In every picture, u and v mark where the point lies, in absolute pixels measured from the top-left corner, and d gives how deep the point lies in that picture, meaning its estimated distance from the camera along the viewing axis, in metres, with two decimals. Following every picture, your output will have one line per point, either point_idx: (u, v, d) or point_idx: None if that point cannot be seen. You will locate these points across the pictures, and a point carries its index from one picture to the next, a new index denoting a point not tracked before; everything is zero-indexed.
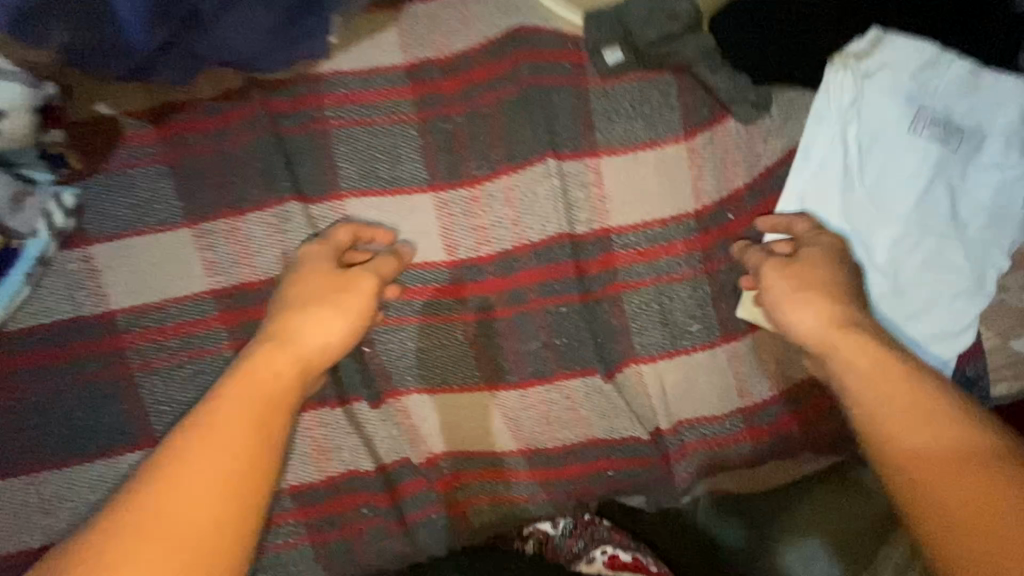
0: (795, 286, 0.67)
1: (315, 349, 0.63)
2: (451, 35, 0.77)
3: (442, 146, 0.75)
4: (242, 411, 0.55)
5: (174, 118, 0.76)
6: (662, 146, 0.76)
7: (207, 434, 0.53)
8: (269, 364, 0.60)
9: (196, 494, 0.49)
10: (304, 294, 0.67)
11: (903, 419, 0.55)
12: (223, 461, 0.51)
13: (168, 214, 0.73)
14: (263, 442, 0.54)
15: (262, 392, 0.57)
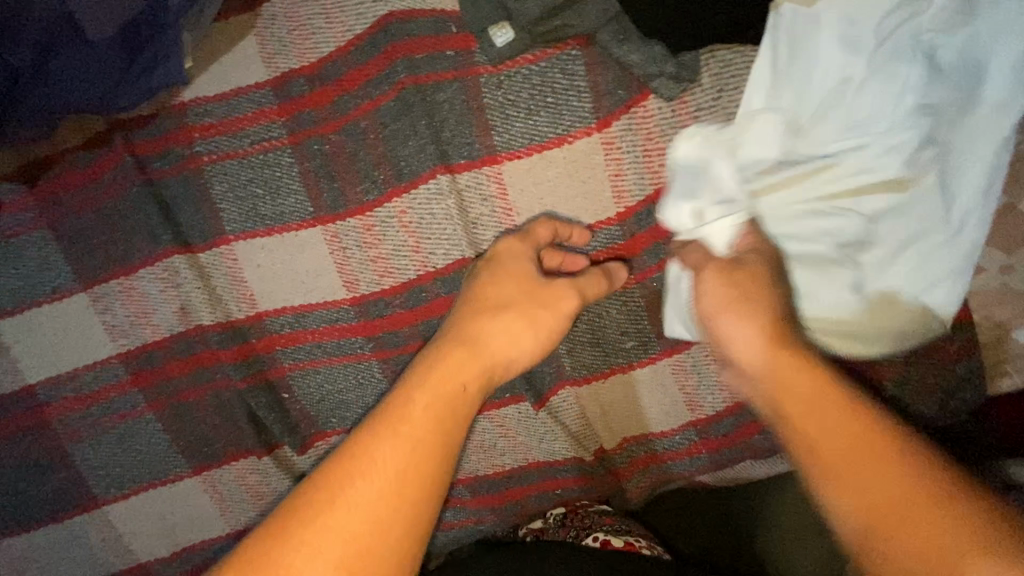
0: (735, 295, 0.49)
1: (501, 365, 0.53)
2: (315, 35, 0.66)
3: (322, 172, 0.67)
4: (426, 403, 0.45)
5: (48, 174, 0.70)
6: (573, 141, 0.63)
7: (401, 424, 0.44)
8: (454, 370, 0.49)
9: (365, 507, 0.40)
10: (492, 295, 0.56)
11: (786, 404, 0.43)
12: (399, 458, 0.42)
13: (62, 281, 0.70)
14: (445, 448, 0.44)
15: (438, 385, 0.47)
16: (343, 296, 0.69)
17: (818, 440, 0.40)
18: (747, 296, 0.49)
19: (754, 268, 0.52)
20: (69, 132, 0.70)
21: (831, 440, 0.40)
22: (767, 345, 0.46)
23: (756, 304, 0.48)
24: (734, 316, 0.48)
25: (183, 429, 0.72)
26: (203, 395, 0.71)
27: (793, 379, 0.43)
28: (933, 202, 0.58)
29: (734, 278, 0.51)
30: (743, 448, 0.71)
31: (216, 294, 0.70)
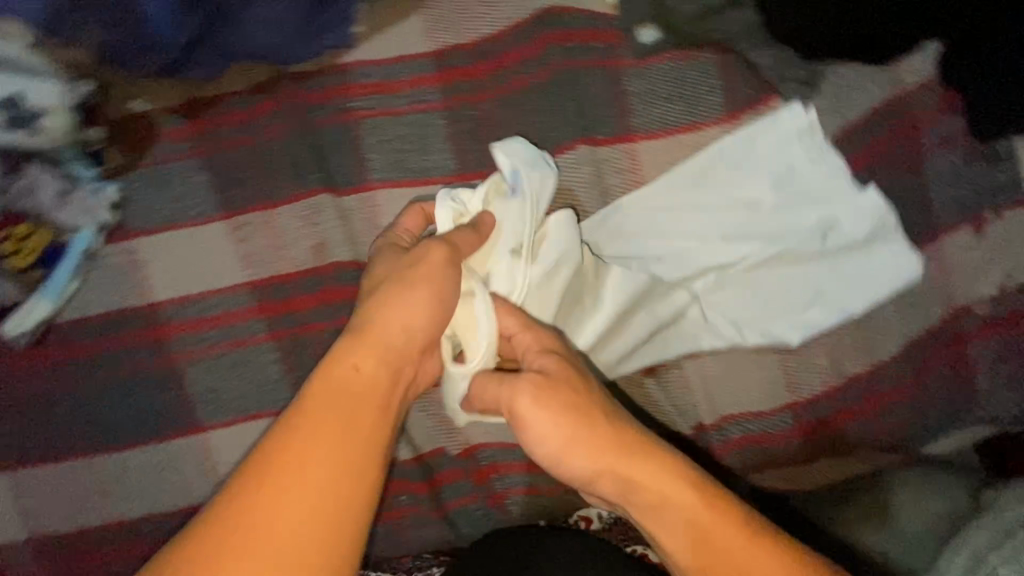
0: (545, 406, 0.53)
1: (396, 337, 0.54)
2: (479, 19, 0.74)
3: (470, 135, 0.74)
4: (324, 422, 0.48)
5: (209, 112, 0.76)
6: (706, 128, 0.70)
7: (307, 447, 0.47)
8: (347, 361, 0.52)
9: (288, 502, 0.45)
10: (379, 276, 0.57)
11: (627, 481, 0.53)
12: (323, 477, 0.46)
13: (206, 207, 0.75)
14: (351, 445, 0.48)
15: (334, 402, 0.49)
16: None
17: (675, 518, 0.52)
18: (575, 416, 0.53)
19: (563, 376, 0.54)
20: (231, 78, 0.76)
21: (721, 538, 0.51)
22: (588, 446, 0.53)
23: (578, 449, 0.53)
24: (573, 447, 0.53)
25: (298, 362, 0.73)
26: (322, 331, 0.74)
27: (642, 487, 0.52)
28: (692, 333, 0.72)
29: (552, 404, 0.53)
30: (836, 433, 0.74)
31: (354, 235, 0.75)
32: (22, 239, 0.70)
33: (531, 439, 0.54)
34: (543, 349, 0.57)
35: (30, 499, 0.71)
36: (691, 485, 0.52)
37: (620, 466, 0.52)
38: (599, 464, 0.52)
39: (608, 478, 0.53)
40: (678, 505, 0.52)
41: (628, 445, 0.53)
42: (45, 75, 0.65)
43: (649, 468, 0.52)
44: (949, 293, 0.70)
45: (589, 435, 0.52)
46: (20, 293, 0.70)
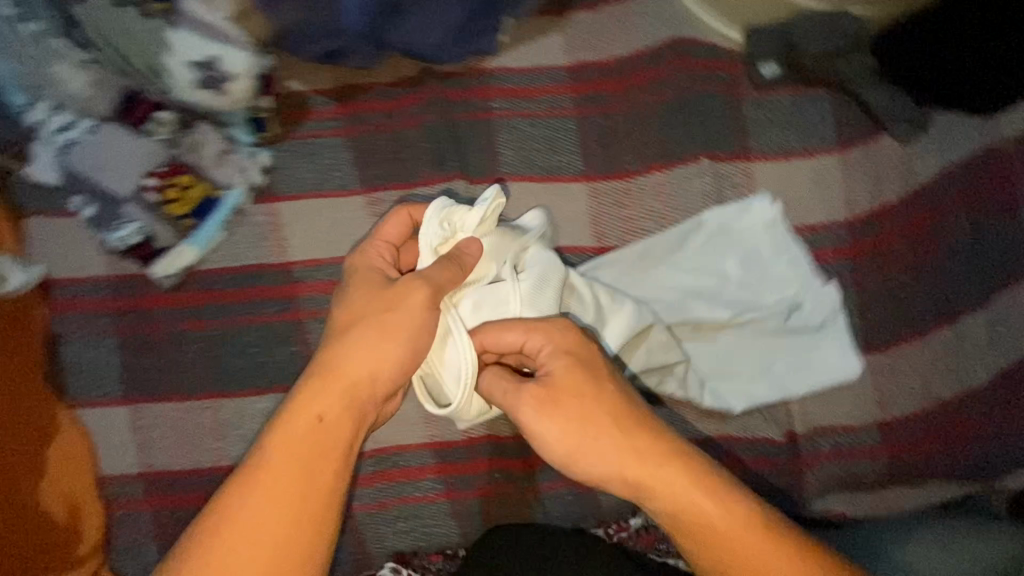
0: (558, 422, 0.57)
1: (362, 379, 0.57)
2: (613, 42, 0.83)
3: (598, 141, 0.80)
4: (284, 463, 0.53)
5: (357, 98, 0.84)
6: (819, 155, 0.77)
7: (269, 489, 0.52)
8: (309, 406, 0.55)
9: (249, 542, 0.51)
10: (346, 313, 0.59)
11: (647, 483, 0.56)
12: (278, 517, 0.52)
13: (347, 180, 0.82)
14: (312, 490, 0.53)
15: (296, 445, 0.54)
16: (589, 243, 0.78)
17: (689, 514, 0.56)
18: (582, 424, 0.56)
19: (565, 382, 0.57)
20: (381, 71, 0.84)
21: (731, 532, 0.55)
22: (606, 449, 0.56)
23: (601, 450, 0.56)
24: (588, 453, 0.57)
25: None
26: None
27: (659, 490, 0.56)
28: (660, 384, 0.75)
29: (561, 415, 0.57)
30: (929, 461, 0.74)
31: None
32: (183, 188, 0.75)
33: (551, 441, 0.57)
34: (557, 349, 0.59)
35: (148, 431, 0.75)
36: (700, 484, 0.56)
37: (637, 467, 0.56)
38: (620, 464, 0.56)
39: (626, 481, 0.57)
40: (696, 504, 0.56)
41: (644, 450, 0.57)
42: (242, 44, 0.71)
43: (668, 468, 0.56)
44: None
45: (612, 436, 0.56)
46: (173, 237, 0.75)
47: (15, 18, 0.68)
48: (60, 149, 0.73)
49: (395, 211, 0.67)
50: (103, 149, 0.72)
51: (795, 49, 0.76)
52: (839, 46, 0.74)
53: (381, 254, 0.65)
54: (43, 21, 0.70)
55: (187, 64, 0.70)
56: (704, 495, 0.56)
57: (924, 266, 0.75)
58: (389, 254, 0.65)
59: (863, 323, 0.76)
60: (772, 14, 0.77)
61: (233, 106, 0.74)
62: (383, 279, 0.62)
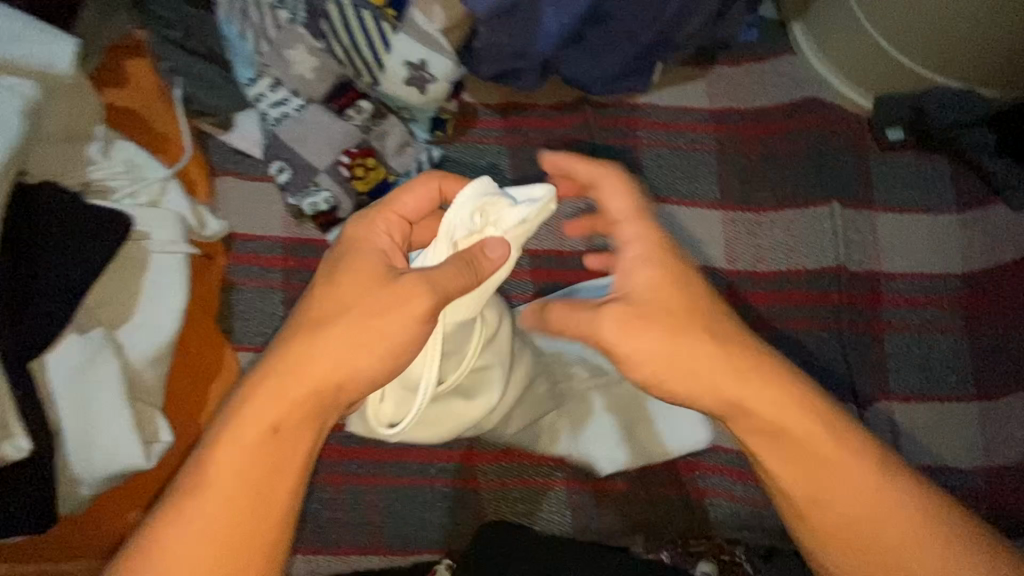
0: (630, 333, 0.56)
1: (325, 383, 0.53)
2: (753, 94, 0.93)
3: (736, 176, 0.89)
4: (235, 480, 0.50)
5: (519, 114, 0.94)
6: (936, 213, 0.86)
7: (211, 506, 0.49)
8: (260, 413, 0.51)
9: (189, 556, 0.48)
10: (319, 311, 0.54)
11: (745, 390, 0.56)
12: (218, 530, 0.49)
13: (505, 184, 0.92)
14: (262, 502, 0.50)
15: (245, 460, 0.50)
16: (723, 265, 0.86)
17: (785, 434, 0.56)
18: (679, 328, 0.56)
19: (648, 304, 0.57)
20: (541, 94, 0.95)
21: (826, 454, 0.55)
22: (701, 346, 0.56)
23: (696, 365, 0.56)
24: (682, 355, 0.56)
25: None
26: None
27: (755, 402, 0.56)
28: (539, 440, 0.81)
29: (643, 324, 0.56)
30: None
31: None
32: (368, 169, 0.84)
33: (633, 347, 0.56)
34: (648, 258, 0.58)
35: None
36: (799, 405, 0.56)
37: (736, 372, 0.56)
38: (718, 373, 0.56)
39: (725, 392, 0.56)
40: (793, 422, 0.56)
41: (742, 359, 0.57)
42: (449, 54, 0.81)
43: (767, 387, 0.56)
44: None
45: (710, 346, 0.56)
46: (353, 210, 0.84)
47: (271, 7, 0.78)
48: (273, 121, 0.82)
49: (419, 182, 0.61)
50: (311, 126, 0.82)
51: (924, 118, 0.85)
52: (969, 118, 0.83)
53: (390, 232, 0.58)
54: (290, 11, 0.79)
55: (403, 64, 0.80)
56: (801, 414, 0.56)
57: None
58: (399, 230, 0.59)
59: (973, 368, 0.82)
60: (906, 85, 0.86)
61: (426, 105, 0.85)
62: (387, 267, 0.55)
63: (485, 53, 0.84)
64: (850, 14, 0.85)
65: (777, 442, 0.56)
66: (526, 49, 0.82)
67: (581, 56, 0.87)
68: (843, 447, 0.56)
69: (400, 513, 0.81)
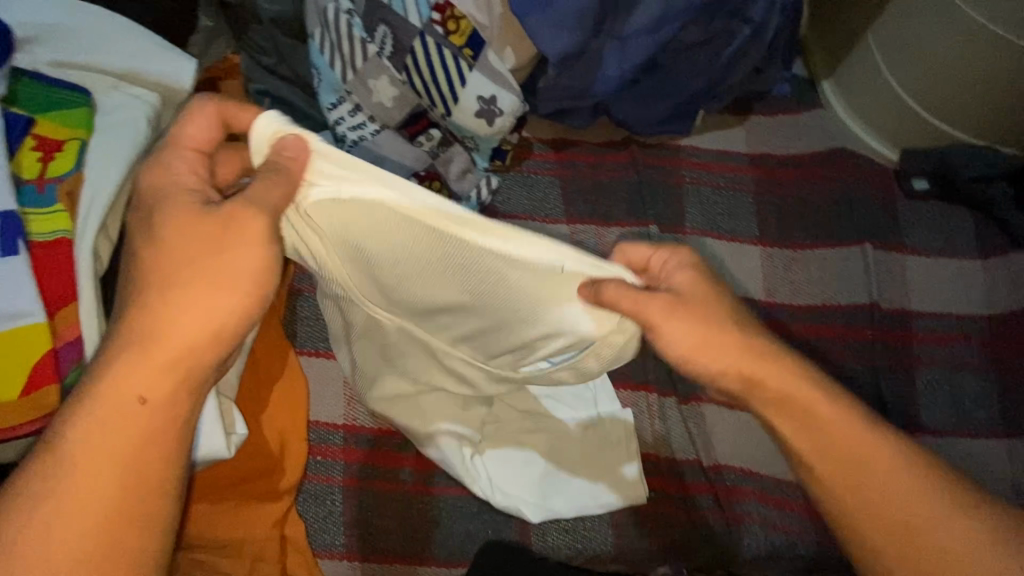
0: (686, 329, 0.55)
1: (188, 335, 0.50)
2: (788, 142, 1.01)
3: (773, 215, 0.95)
4: (118, 441, 0.48)
5: (570, 149, 1.02)
6: (961, 258, 0.92)
7: (77, 484, 0.47)
8: (128, 378, 0.48)
9: (76, 513, 0.46)
10: (163, 269, 0.50)
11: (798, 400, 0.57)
12: (92, 506, 0.47)
13: (555, 212, 0.98)
14: (147, 454, 0.49)
15: (111, 433, 0.48)
16: (762, 297, 0.91)
17: (835, 448, 0.56)
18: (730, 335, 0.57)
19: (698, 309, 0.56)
20: (591, 132, 1.03)
21: (874, 465, 0.55)
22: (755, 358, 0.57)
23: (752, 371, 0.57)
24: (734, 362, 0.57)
25: None
26: None
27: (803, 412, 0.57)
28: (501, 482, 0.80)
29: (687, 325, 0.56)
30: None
31: None
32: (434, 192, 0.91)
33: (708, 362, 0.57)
34: (683, 266, 0.59)
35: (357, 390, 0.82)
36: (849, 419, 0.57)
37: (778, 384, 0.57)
38: (770, 376, 0.57)
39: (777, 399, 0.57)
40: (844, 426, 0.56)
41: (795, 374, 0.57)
42: (518, 93, 0.89)
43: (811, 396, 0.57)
44: None
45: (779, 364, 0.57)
46: None
47: (362, 41, 0.84)
48: (350, 142, 0.89)
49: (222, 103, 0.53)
50: (384, 150, 0.89)
51: (949, 171, 0.93)
52: (986, 173, 0.91)
53: (194, 170, 0.53)
54: (377, 45, 0.86)
55: (476, 98, 0.87)
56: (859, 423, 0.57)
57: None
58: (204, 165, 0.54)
59: (1003, 406, 0.86)
60: (930, 140, 0.94)
61: (491, 136, 0.91)
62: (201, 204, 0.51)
63: (549, 93, 0.92)
64: (877, 75, 0.94)
65: (832, 455, 0.56)
66: (587, 90, 0.90)
67: (634, 99, 0.95)
68: (892, 461, 0.55)
69: (445, 526, 0.80)
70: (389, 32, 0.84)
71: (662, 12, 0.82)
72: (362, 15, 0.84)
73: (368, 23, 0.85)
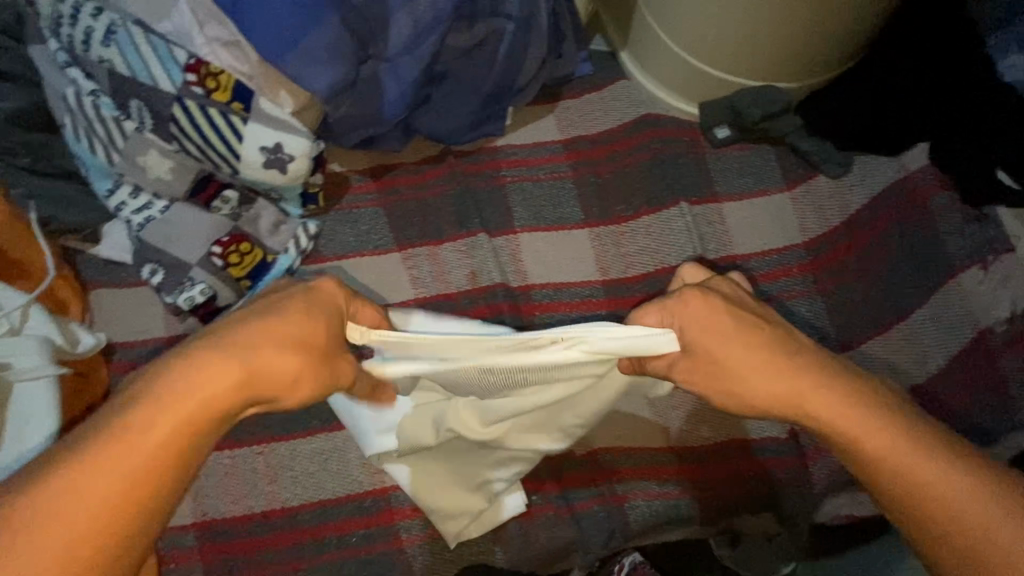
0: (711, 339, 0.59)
1: (273, 382, 0.48)
2: (598, 120, 1.03)
3: (594, 196, 0.98)
4: (159, 452, 0.43)
5: (388, 175, 0.99)
6: (770, 194, 0.96)
7: (96, 481, 0.40)
8: (209, 388, 0.45)
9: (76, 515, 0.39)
10: (277, 325, 0.49)
11: (823, 396, 0.56)
12: (83, 516, 0.40)
13: (383, 242, 0.95)
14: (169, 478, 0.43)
15: (116, 460, 0.41)
16: (596, 277, 0.93)
17: (871, 436, 0.54)
18: (759, 343, 0.58)
19: (748, 325, 0.59)
20: (407, 152, 1.01)
21: (898, 449, 0.53)
22: (783, 360, 0.58)
23: (773, 361, 0.58)
24: (759, 371, 0.58)
25: None
26: None
27: (818, 400, 0.56)
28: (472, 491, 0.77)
29: (722, 339, 0.59)
30: (952, 415, 0.84)
31: (502, 266, 0.94)
32: (242, 254, 0.86)
33: (725, 371, 0.59)
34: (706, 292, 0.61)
35: (203, 482, 0.79)
36: (872, 408, 0.55)
37: (803, 386, 0.56)
38: (789, 383, 0.57)
39: (788, 393, 0.57)
40: (870, 420, 0.54)
41: (818, 372, 0.57)
42: (303, 133, 0.85)
43: (822, 390, 0.56)
44: (975, 318, 0.86)
45: (801, 365, 0.57)
46: (233, 296, 0.85)
47: (115, 119, 0.81)
48: (139, 226, 0.85)
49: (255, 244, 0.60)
50: (177, 224, 0.84)
51: (741, 117, 0.97)
52: (773, 111, 0.95)
53: None
54: (136, 119, 0.82)
55: (258, 150, 0.84)
56: (884, 414, 0.55)
57: (873, 270, 0.92)
58: None
59: (832, 323, 0.92)
60: (719, 90, 0.98)
61: (292, 183, 0.88)
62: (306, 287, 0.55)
63: (346, 127, 0.89)
64: (658, 40, 0.98)
65: (868, 441, 0.54)
66: (377, 116, 0.88)
67: (435, 113, 0.94)
68: (920, 441, 0.53)
69: None
70: (142, 104, 0.80)
71: (418, 24, 0.81)
72: (110, 94, 0.81)
73: (118, 101, 0.81)
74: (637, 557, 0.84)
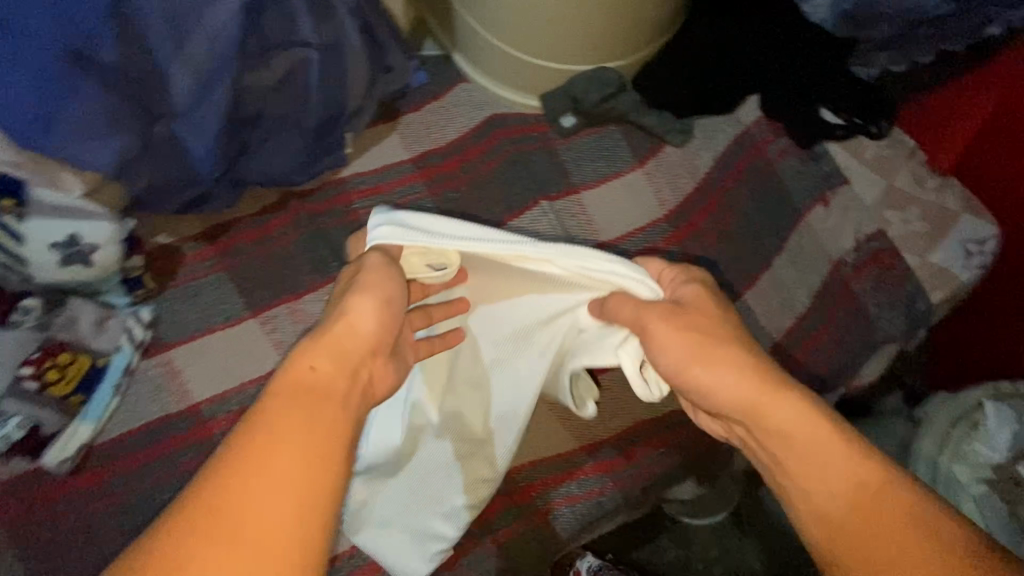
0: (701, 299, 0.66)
1: (358, 338, 0.58)
2: (443, 131, 0.98)
3: (454, 212, 0.93)
4: (314, 409, 0.52)
5: (226, 235, 0.90)
6: (624, 175, 0.96)
7: (286, 431, 0.50)
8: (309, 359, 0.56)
9: (285, 457, 0.49)
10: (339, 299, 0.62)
11: (774, 415, 0.58)
12: (289, 458, 0.49)
13: (233, 310, 0.85)
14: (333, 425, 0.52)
15: (280, 429, 0.50)
16: None
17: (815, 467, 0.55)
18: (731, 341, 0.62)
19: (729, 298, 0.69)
20: (243, 205, 0.91)
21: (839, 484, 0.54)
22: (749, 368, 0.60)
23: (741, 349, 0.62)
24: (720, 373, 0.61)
25: None
26: None
27: (768, 417, 0.58)
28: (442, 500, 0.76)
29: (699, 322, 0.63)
30: (816, 359, 0.90)
31: None
32: (63, 367, 0.75)
33: (691, 368, 0.62)
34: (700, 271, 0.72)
35: None
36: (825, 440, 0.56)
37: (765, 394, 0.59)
38: (748, 395, 0.59)
39: (746, 405, 0.60)
40: (817, 451, 0.56)
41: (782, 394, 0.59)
42: (101, 215, 0.74)
43: (783, 413, 0.58)
44: (827, 252, 0.93)
45: (761, 388, 0.59)
46: (60, 419, 0.74)
47: None
48: None
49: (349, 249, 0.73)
50: None
51: (580, 102, 0.96)
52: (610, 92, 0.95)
53: None
54: None
55: (49, 247, 0.73)
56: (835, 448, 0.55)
57: (734, 226, 0.94)
58: None
59: None
60: (555, 80, 0.97)
61: (105, 272, 0.78)
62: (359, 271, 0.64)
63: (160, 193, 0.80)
64: (483, 40, 0.94)
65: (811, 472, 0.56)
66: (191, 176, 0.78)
67: (259, 159, 0.85)
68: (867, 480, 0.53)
69: None
70: None
71: (200, 72, 0.70)
72: None
73: None
74: (594, 562, 0.97)
